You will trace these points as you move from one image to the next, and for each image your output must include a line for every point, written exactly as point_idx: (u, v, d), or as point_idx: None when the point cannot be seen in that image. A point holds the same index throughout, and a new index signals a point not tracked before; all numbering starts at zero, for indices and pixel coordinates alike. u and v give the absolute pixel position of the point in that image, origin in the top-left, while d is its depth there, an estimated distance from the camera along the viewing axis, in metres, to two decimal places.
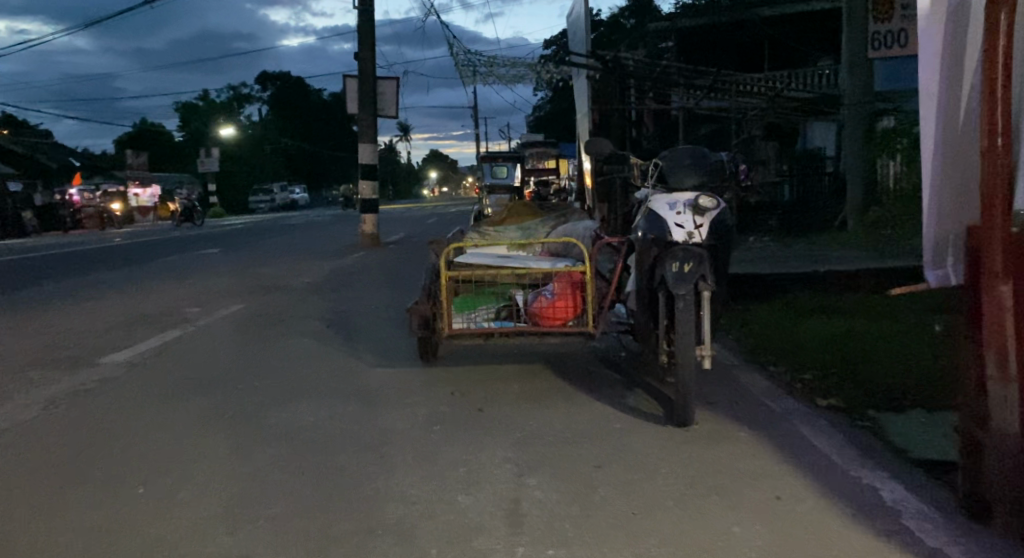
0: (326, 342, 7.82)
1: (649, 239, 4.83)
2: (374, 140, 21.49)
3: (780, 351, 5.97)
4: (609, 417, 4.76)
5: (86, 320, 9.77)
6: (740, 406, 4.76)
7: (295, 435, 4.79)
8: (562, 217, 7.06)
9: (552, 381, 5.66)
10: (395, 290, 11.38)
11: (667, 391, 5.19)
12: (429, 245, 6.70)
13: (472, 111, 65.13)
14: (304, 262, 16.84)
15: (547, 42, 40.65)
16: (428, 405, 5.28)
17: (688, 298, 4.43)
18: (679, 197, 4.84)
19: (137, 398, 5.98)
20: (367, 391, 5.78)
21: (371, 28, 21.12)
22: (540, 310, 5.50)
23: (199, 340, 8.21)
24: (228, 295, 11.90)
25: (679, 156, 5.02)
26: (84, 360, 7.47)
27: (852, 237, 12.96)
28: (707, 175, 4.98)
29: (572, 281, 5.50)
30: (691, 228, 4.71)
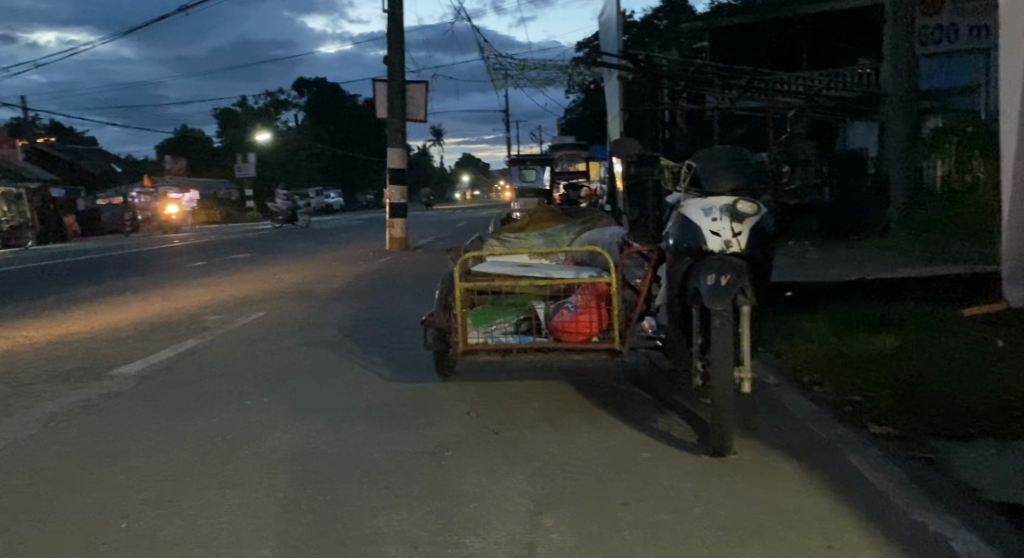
0: (343, 353, 7.52)
1: (682, 248, 4.43)
2: (403, 144, 21.27)
3: (825, 368, 5.48)
4: (636, 443, 4.35)
5: (107, 328, 9.61)
6: (783, 432, 4.31)
7: (298, 460, 4.46)
8: (589, 223, 6.66)
9: (575, 401, 5.25)
10: (420, 297, 11.10)
11: (702, 414, 4.76)
12: (447, 253, 6.36)
13: (505, 114, 65.24)
14: (332, 267, 16.67)
15: (579, 45, 40.41)
16: (442, 426, 4.92)
17: (725, 314, 4.00)
18: (714, 202, 4.40)
19: (142, 416, 5.71)
20: (380, 409, 5.44)
21: (400, 31, 20.89)
22: (563, 323, 5.09)
23: (214, 351, 7.96)
24: (252, 301, 11.72)
25: (714, 157, 4.60)
26: (97, 372, 7.24)
27: (898, 241, 12.39)
28: (747, 177, 4.52)
29: (597, 292, 5.08)
30: (728, 236, 4.27)
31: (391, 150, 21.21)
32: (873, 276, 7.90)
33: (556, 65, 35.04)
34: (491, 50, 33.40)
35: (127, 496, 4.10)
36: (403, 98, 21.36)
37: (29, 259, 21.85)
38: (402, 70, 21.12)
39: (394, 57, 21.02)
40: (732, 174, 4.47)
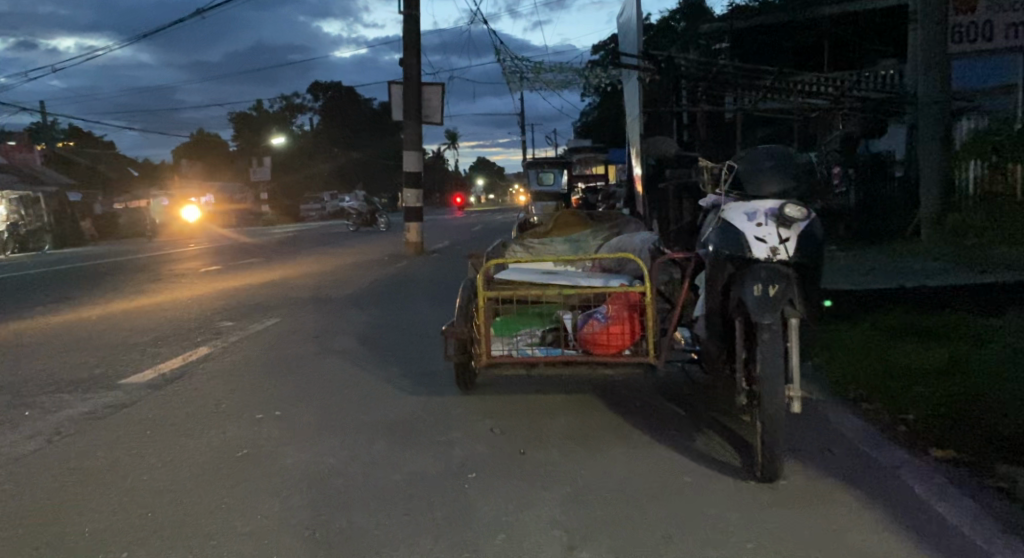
0: (359, 363, 7.25)
1: (724, 256, 4.13)
2: (419, 147, 21.02)
3: (873, 383, 5.13)
4: (675, 467, 4.03)
5: (120, 334, 9.39)
6: (838, 456, 3.97)
7: (313, 484, 4.18)
8: (616, 228, 6.36)
9: (605, 418, 4.93)
10: (437, 303, 10.84)
11: (744, 435, 4.43)
12: (467, 258, 6.07)
13: (521, 117, 65.26)
14: (346, 271, 16.46)
15: (595, 48, 40.19)
16: (464, 445, 4.61)
17: (775, 328, 3.67)
18: (759, 206, 4.09)
19: (149, 431, 5.44)
20: (399, 425, 5.14)
21: (416, 33, 20.65)
22: (593, 335, 4.76)
23: (227, 360, 7.69)
24: (266, 307, 11.49)
25: (759, 157, 4.30)
26: (104, 381, 6.99)
27: (930, 246, 11.99)
28: (795, 178, 4.19)
29: (629, 302, 4.75)
30: (775, 243, 3.96)
31: (407, 153, 20.96)
32: (913, 284, 7.53)
33: (572, 68, 34.82)
34: (507, 53, 33.16)
35: (129, 521, 3.82)
36: (419, 101, 21.12)
37: (45, 262, 21.76)
38: (418, 71, 20.87)
39: (410, 59, 20.78)
40: (778, 176, 4.15)
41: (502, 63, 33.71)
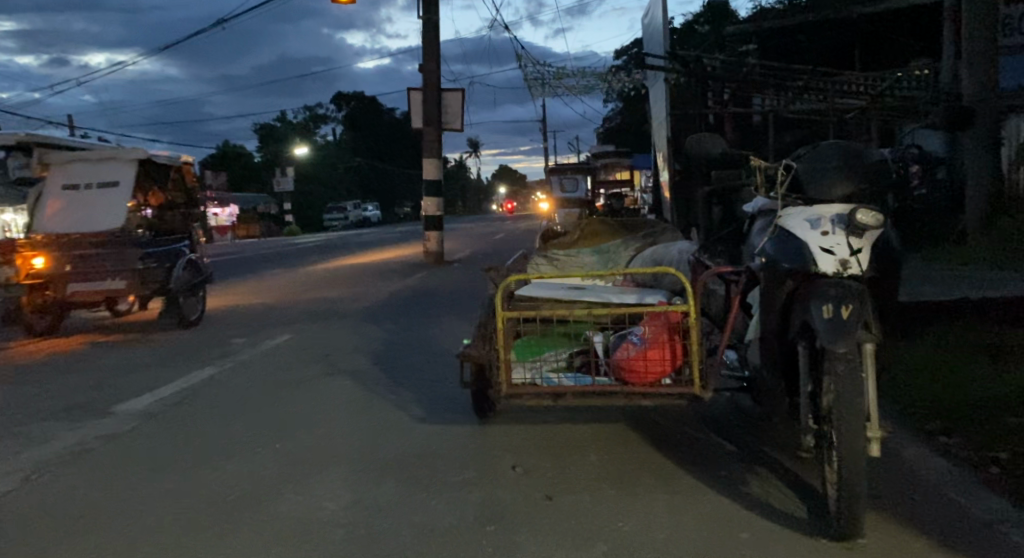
0: (371, 386, 6.73)
1: (783, 270, 3.55)
2: (440, 155, 20.54)
3: (950, 413, 4.48)
4: (730, 518, 3.44)
5: (124, 352, 8.98)
6: (926, 510, 3.34)
7: (309, 532, 3.66)
8: (650, 237, 5.78)
9: (643, 455, 4.35)
10: (456, 317, 10.33)
11: (806, 476, 3.82)
12: (485, 273, 5.52)
13: (543, 125, 65.10)
14: (364, 283, 16.03)
15: (615, 54, 39.74)
16: (481, 490, 4.05)
17: (851, 356, 3.08)
18: (824, 211, 3.51)
19: (137, 467, 4.94)
20: (407, 464, 4.58)
21: (435, 39, 20.21)
22: (629, 362, 4.15)
23: (230, 383, 7.19)
24: (279, 322, 11.01)
25: (822, 154, 3.69)
26: (98, 407, 6.50)
27: (980, 253, 11.24)
28: (866, 180, 3.59)
29: (669, 322, 4.14)
30: (845, 254, 3.37)
31: (427, 161, 20.50)
32: (974, 295, 6.85)
33: (594, 74, 34.43)
34: (528, 59, 32.59)
35: None
36: (439, 108, 20.64)
37: None
38: (437, 78, 20.42)
39: (430, 65, 20.32)
40: (846, 176, 3.56)
41: (523, 69, 33.13)
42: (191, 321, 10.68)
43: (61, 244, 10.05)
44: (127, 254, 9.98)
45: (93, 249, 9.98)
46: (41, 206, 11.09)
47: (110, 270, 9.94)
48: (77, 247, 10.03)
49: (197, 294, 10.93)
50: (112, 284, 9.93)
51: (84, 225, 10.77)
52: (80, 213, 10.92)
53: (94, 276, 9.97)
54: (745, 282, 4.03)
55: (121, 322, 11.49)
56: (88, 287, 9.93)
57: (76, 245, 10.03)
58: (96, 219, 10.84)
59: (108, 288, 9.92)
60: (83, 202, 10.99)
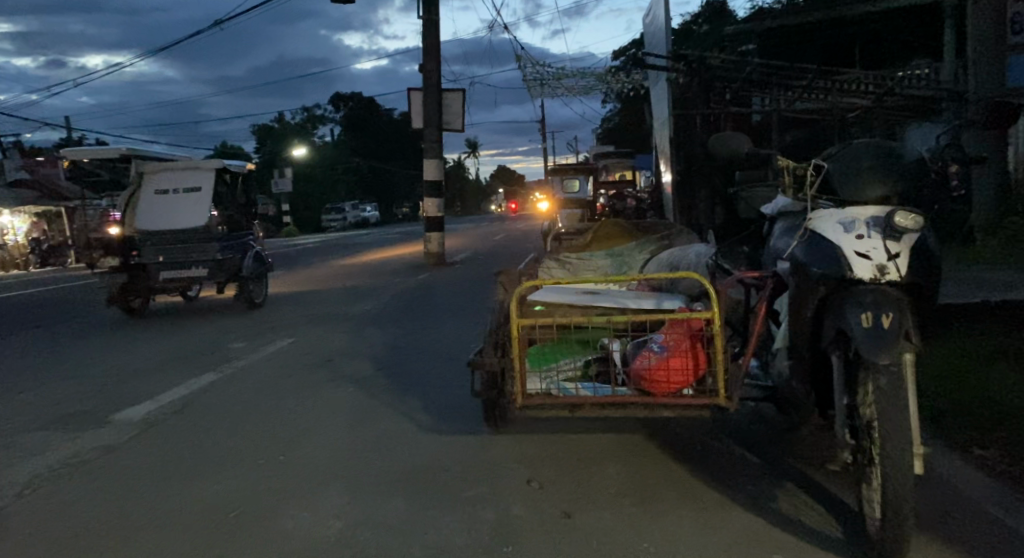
0: (377, 393, 6.56)
1: (816, 276, 3.38)
2: (440, 155, 20.35)
3: (983, 422, 4.31)
4: (762, 538, 3.27)
5: (124, 357, 8.83)
6: (971, 530, 3.16)
7: (317, 553, 3.48)
8: (665, 240, 5.62)
9: (664, 469, 4.18)
10: (460, 320, 10.15)
11: (838, 492, 3.65)
12: (496, 277, 5.35)
13: (542, 126, 65.02)
14: (364, 285, 15.85)
15: (614, 54, 39.59)
16: (496, 507, 3.88)
17: (893, 368, 2.92)
18: (859, 213, 3.35)
19: (136, 481, 4.76)
20: (419, 476, 4.42)
21: (436, 38, 20.01)
22: (649, 371, 3.97)
23: (233, 389, 7.02)
24: (279, 325, 10.82)
25: (855, 153, 3.53)
26: (95, 416, 6.30)
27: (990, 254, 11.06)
28: (904, 181, 3.42)
29: (691, 329, 3.96)
30: (882, 259, 3.20)
31: (427, 161, 20.31)
32: (995, 298, 6.68)
33: (594, 73, 34.29)
34: (528, 59, 32.46)
35: None
36: (439, 108, 20.49)
37: (62, 278, 21.28)
38: (438, 77, 20.22)
39: (430, 65, 20.12)
40: (882, 178, 3.40)
41: (522, 69, 33.00)
42: (256, 301, 13.28)
43: (158, 242, 13.02)
44: (206, 248, 12.78)
45: (182, 246, 12.93)
46: (138, 207, 13.39)
47: (194, 261, 12.79)
48: (168, 243, 12.91)
49: (260, 279, 13.68)
50: (195, 271, 12.75)
51: (174, 224, 13.02)
52: (170, 214, 13.20)
53: (181, 267, 12.85)
54: (772, 287, 3.84)
55: (194, 304, 14.29)
56: (177, 275, 12.81)
57: (166, 242, 12.93)
58: (186, 219, 13.14)
59: (193, 274, 12.74)
60: (173, 204, 13.24)
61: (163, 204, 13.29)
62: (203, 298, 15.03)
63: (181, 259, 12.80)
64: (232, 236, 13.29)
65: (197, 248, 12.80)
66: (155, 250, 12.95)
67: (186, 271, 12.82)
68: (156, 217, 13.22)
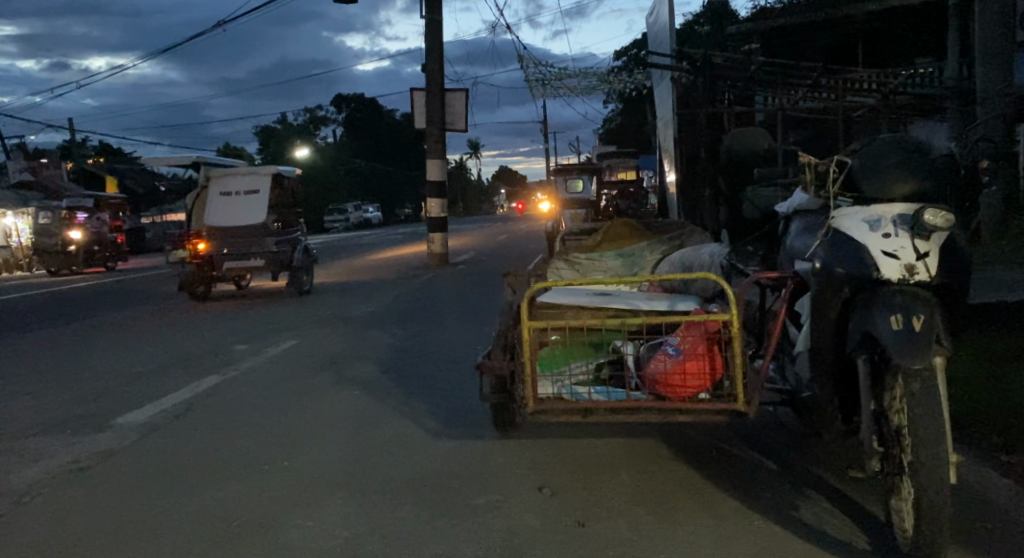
0: (383, 396, 6.45)
1: (841, 276, 3.26)
2: (444, 156, 20.25)
3: (1008, 428, 4.18)
4: (785, 549, 3.15)
5: (124, 360, 8.70)
6: (1004, 542, 3.04)
7: None
8: (677, 240, 5.51)
9: (679, 476, 4.06)
10: (465, 322, 10.05)
11: (862, 501, 3.53)
12: (505, 278, 5.23)
13: (543, 126, 64.96)
14: (367, 286, 15.76)
15: (617, 54, 39.48)
16: (508, 515, 3.75)
17: (926, 373, 2.79)
18: (884, 211, 3.22)
19: (136, 488, 4.64)
20: (426, 484, 4.28)
21: (439, 38, 19.89)
22: (663, 375, 3.84)
23: (235, 392, 6.89)
24: (282, 327, 10.72)
25: (880, 148, 3.39)
26: (95, 420, 6.18)
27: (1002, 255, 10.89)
28: (931, 177, 3.29)
29: (707, 332, 3.83)
30: (911, 258, 3.07)
31: (430, 162, 20.21)
32: (1012, 299, 6.55)
33: (596, 74, 34.20)
34: (530, 59, 32.28)
35: None
36: (442, 108, 20.35)
37: (64, 280, 21.21)
38: (441, 77, 20.11)
39: (433, 65, 20.00)
40: (908, 174, 3.27)
41: (525, 69, 32.83)
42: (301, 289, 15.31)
43: (220, 236, 15.02)
44: (264, 242, 14.85)
45: (241, 238, 14.97)
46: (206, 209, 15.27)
47: (253, 253, 14.88)
48: (229, 238, 14.94)
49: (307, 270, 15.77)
50: (253, 262, 14.87)
51: (239, 221, 14.99)
52: (232, 212, 15.17)
53: (241, 258, 14.95)
54: (792, 288, 3.71)
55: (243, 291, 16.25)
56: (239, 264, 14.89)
57: (226, 235, 14.96)
58: (246, 217, 15.12)
59: (251, 264, 14.84)
60: (234, 204, 15.18)
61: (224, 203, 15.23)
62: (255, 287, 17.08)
63: (241, 251, 14.89)
64: (284, 231, 15.32)
65: (255, 242, 14.84)
66: (218, 241, 15.00)
67: (246, 261, 14.91)
68: (221, 215, 15.16)
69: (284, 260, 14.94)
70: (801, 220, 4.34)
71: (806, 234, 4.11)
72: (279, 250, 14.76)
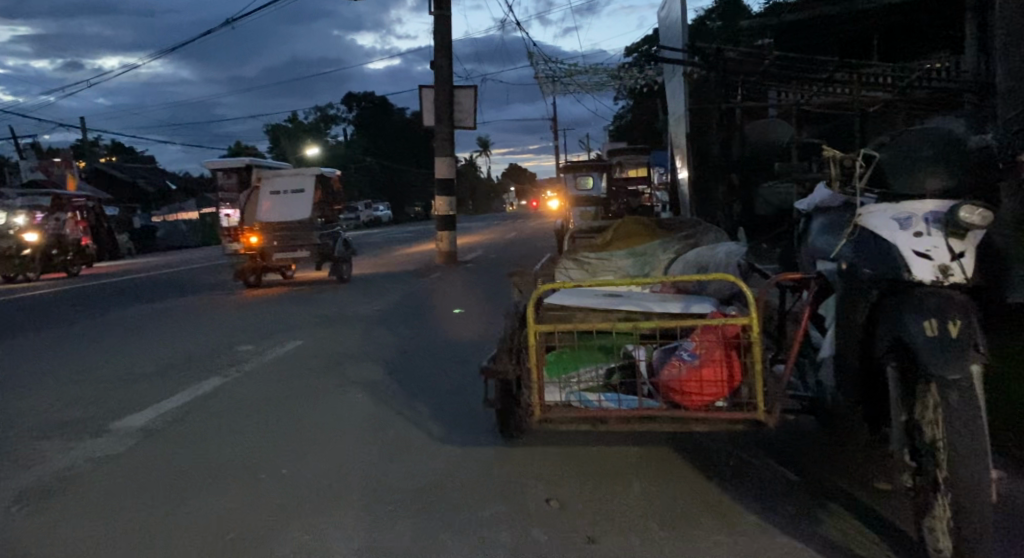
0: (387, 399, 6.28)
1: (868, 278, 3.04)
2: (452, 153, 20.06)
3: None
4: None
5: (127, 360, 8.57)
6: None
7: None
8: (691, 238, 5.30)
9: (694, 488, 3.86)
10: (473, 322, 9.87)
11: (890, 518, 3.32)
12: (512, 279, 5.04)
13: (553, 123, 64.71)
14: (375, 284, 15.61)
15: (627, 50, 39.15)
16: (513, 530, 3.56)
17: (964, 386, 2.58)
18: (915, 208, 2.99)
19: (130, 496, 4.48)
20: (429, 494, 4.12)
21: (447, 34, 19.68)
22: (677, 382, 3.65)
23: (236, 395, 6.74)
24: (288, 327, 10.57)
25: (912, 142, 3.16)
26: (93, 424, 6.03)
27: None
28: (966, 171, 3.06)
29: (724, 336, 3.63)
30: (945, 259, 2.84)
31: (439, 159, 20.03)
32: None
33: (607, 70, 33.91)
34: (539, 56, 32.01)
35: None
36: (450, 105, 20.16)
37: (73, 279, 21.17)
38: (449, 74, 19.91)
39: (441, 61, 19.80)
40: (941, 169, 3.04)
41: (534, 66, 32.57)
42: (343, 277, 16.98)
43: (272, 230, 16.65)
44: (309, 236, 16.59)
45: (291, 232, 16.69)
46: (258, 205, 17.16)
47: (301, 245, 16.62)
48: (280, 232, 16.65)
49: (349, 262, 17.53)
50: (301, 252, 16.59)
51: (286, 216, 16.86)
52: (282, 208, 17.04)
53: (291, 250, 16.64)
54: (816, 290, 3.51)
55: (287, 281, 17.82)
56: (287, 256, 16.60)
57: (279, 229, 16.66)
58: (294, 212, 16.99)
59: (299, 254, 16.56)
60: (281, 201, 17.02)
61: (274, 199, 17.05)
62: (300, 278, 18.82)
63: (290, 243, 16.61)
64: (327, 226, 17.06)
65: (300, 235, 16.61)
66: (269, 236, 16.62)
67: (295, 252, 16.63)
68: (270, 211, 17.07)
69: (326, 252, 16.64)
70: (824, 219, 4.12)
71: (835, 231, 3.88)
72: (323, 242, 16.46)
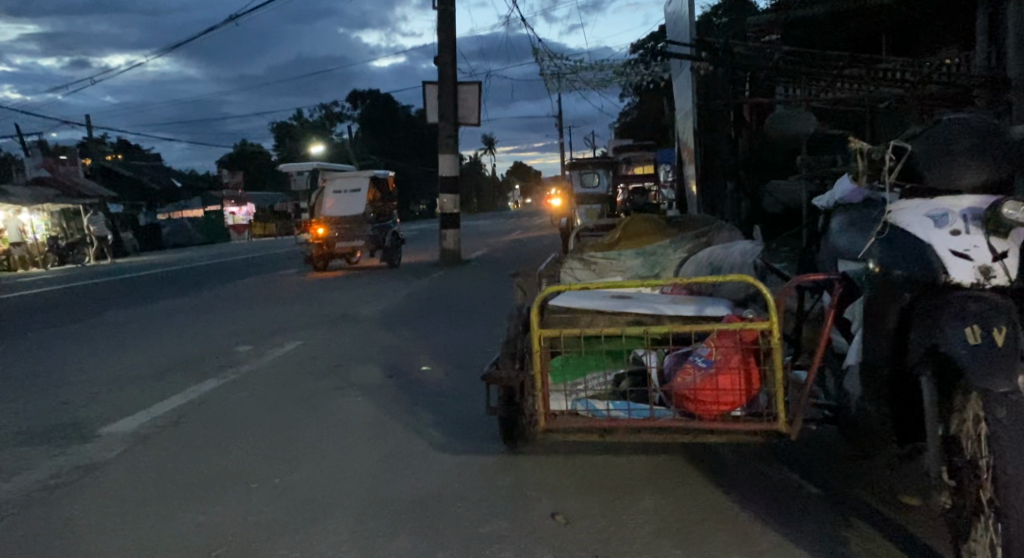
0: (386, 404, 6.07)
1: (901, 280, 2.80)
2: (456, 150, 19.83)
3: None
4: None
5: (124, 361, 8.38)
6: None
7: None
8: (704, 236, 5.08)
9: (709, 503, 3.64)
10: (478, 324, 9.70)
11: (920, 537, 3.09)
12: (515, 280, 4.83)
13: (559, 121, 64.55)
14: (378, 282, 15.44)
15: (633, 47, 38.91)
16: (518, 546, 3.35)
17: (1011, 400, 2.35)
18: (950, 204, 2.76)
19: (115, 506, 4.28)
20: (428, 510, 3.88)
21: (451, 29, 19.42)
22: (690, 390, 3.43)
23: (232, 399, 6.52)
24: (290, 326, 10.38)
25: (945, 134, 2.92)
26: (82, 429, 5.84)
27: None
28: (1006, 164, 2.81)
29: (742, 342, 3.41)
30: (987, 260, 2.60)
31: (443, 157, 19.83)
32: None
33: (612, 67, 33.66)
34: (545, 52, 31.70)
35: None
36: (454, 102, 19.92)
37: (75, 277, 21.00)
38: (453, 70, 19.67)
39: (445, 57, 19.55)
40: (979, 162, 2.80)
41: (539, 62, 32.36)
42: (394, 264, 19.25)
43: (334, 223, 19.21)
44: (365, 228, 19.01)
45: (350, 225, 19.17)
46: (324, 203, 20.12)
47: (357, 236, 18.99)
48: (340, 225, 19.16)
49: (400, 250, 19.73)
50: (358, 243, 18.98)
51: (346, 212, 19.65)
52: (345, 205, 19.86)
53: (350, 239, 19.06)
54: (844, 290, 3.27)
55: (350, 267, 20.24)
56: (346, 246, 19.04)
57: (340, 224, 19.13)
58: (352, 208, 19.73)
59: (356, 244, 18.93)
60: (344, 199, 19.91)
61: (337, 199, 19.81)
62: (361, 265, 21.20)
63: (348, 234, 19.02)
64: (379, 220, 19.43)
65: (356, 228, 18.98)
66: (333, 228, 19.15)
67: (353, 242, 19.01)
68: (336, 208, 19.91)
69: (379, 241, 19.03)
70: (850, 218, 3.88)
71: (863, 229, 3.61)
72: (377, 234, 18.85)
